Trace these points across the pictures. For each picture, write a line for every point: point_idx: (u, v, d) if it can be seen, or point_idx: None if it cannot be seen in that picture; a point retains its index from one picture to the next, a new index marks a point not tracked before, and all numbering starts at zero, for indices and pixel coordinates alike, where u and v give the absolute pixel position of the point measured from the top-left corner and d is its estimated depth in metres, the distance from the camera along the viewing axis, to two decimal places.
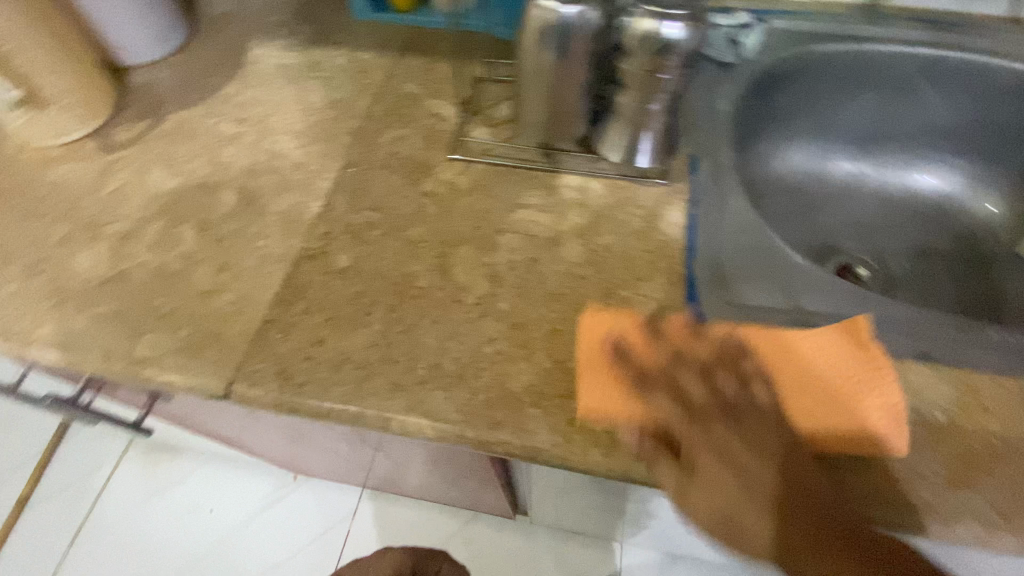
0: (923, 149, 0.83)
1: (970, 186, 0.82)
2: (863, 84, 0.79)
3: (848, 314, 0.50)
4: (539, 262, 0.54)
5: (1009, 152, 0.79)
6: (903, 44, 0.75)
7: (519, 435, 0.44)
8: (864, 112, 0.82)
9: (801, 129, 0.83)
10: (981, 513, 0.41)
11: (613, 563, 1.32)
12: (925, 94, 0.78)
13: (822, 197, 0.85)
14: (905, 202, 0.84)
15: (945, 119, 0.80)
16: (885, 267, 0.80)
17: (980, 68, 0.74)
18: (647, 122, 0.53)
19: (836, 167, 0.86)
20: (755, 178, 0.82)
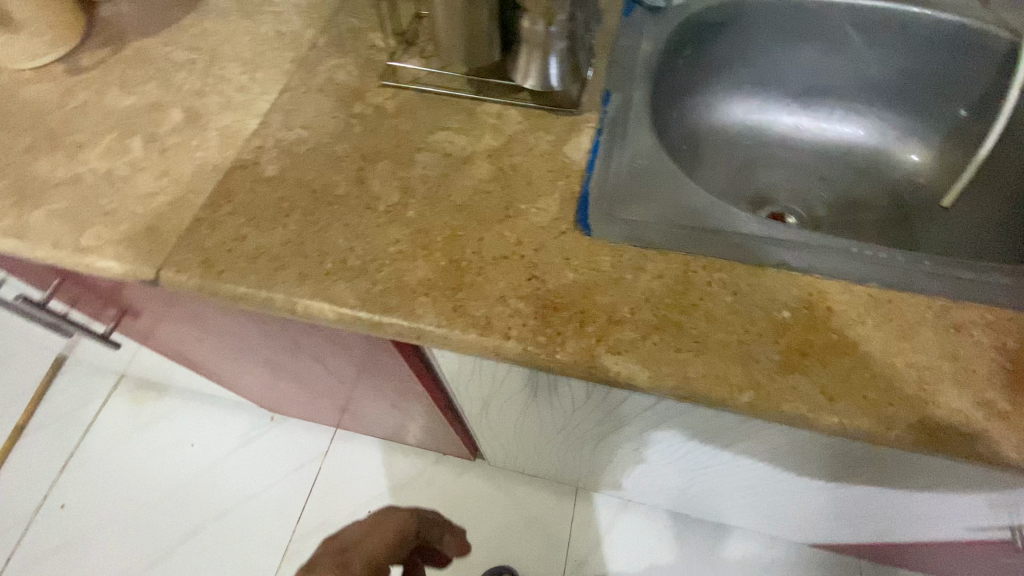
0: (858, 103, 0.86)
1: (901, 139, 0.85)
2: (798, 35, 0.81)
3: (721, 225, 0.55)
4: (449, 177, 0.59)
5: (936, 105, 0.81)
6: None
7: (407, 318, 0.49)
8: (801, 64, 0.84)
9: (739, 81, 0.86)
10: (807, 394, 0.45)
11: (568, 507, 1.39)
12: (857, 46, 0.80)
13: (760, 148, 0.88)
14: (839, 154, 0.87)
15: (877, 71, 0.82)
16: (815, 218, 0.83)
17: (909, 19, 0.76)
18: (552, 45, 0.57)
19: (774, 119, 0.89)
20: (692, 125, 0.85)
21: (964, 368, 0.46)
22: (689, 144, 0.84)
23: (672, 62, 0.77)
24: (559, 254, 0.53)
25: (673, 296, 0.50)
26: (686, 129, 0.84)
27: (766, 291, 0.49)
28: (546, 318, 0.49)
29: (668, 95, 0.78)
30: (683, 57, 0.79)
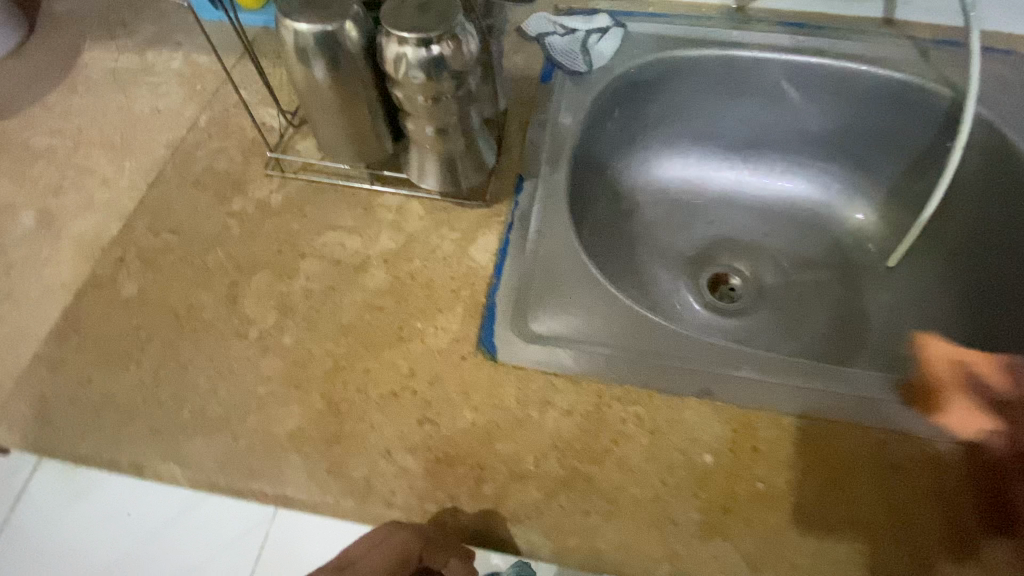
0: (802, 157, 0.81)
1: (847, 194, 0.80)
2: (732, 91, 0.75)
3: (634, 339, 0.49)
4: (336, 290, 0.51)
5: (880, 160, 0.76)
6: (768, 49, 0.71)
7: (272, 485, 0.42)
8: (739, 119, 0.79)
9: (678, 137, 0.81)
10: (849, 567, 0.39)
11: None
12: (794, 100, 0.75)
13: (700, 209, 0.84)
14: (783, 213, 0.82)
15: (815, 126, 0.77)
16: (758, 286, 0.79)
17: (845, 76, 0.71)
18: (448, 146, 0.49)
19: (713, 175, 0.84)
20: (622, 186, 0.81)
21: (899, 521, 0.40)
22: (620, 217, 0.81)
23: (593, 132, 0.72)
24: (456, 389, 0.46)
25: (584, 440, 0.43)
26: (619, 200, 0.80)
27: (747, 385, 0.45)
28: (438, 477, 0.42)
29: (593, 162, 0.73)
30: (612, 122, 0.74)
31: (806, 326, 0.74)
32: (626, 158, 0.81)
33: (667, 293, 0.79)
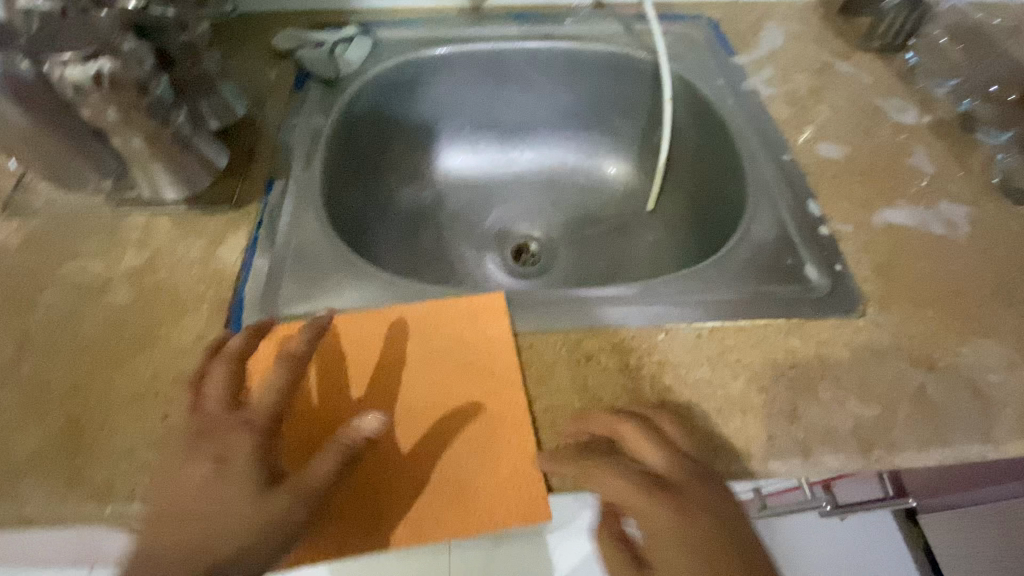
0: (569, 130, 0.90)
1: (613, 156, 0.90)
2: (487, 80, 0.84)
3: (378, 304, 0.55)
4: (79, 314, 0.52)
5: (626, 122, 0.87)
6: (501, 40, 0.81)
7: (6, 507, 0.42)
8: (505, 105, 0.87)
9: (457, 129, 0.88)
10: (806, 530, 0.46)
11: None
12: (542, 80, 0.84)
13: (498, 190, 0.91)
14: (567, 180, 0.91)
15: (568, 101, 0.87)
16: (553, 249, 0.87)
17: (572, 55, 0.81)
18: (170, 152, 0.53)
19: (499, 159, 0.91)
20: (415, 179, 0.86)
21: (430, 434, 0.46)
22: (423, 212, 0.85)
23: (362, 136, 0.77)
24: None
25: (325, 396, 0.48)
26: (417, 195, 0.86)
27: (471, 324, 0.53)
28: None
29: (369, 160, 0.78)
30: (386, 121, 0.81)
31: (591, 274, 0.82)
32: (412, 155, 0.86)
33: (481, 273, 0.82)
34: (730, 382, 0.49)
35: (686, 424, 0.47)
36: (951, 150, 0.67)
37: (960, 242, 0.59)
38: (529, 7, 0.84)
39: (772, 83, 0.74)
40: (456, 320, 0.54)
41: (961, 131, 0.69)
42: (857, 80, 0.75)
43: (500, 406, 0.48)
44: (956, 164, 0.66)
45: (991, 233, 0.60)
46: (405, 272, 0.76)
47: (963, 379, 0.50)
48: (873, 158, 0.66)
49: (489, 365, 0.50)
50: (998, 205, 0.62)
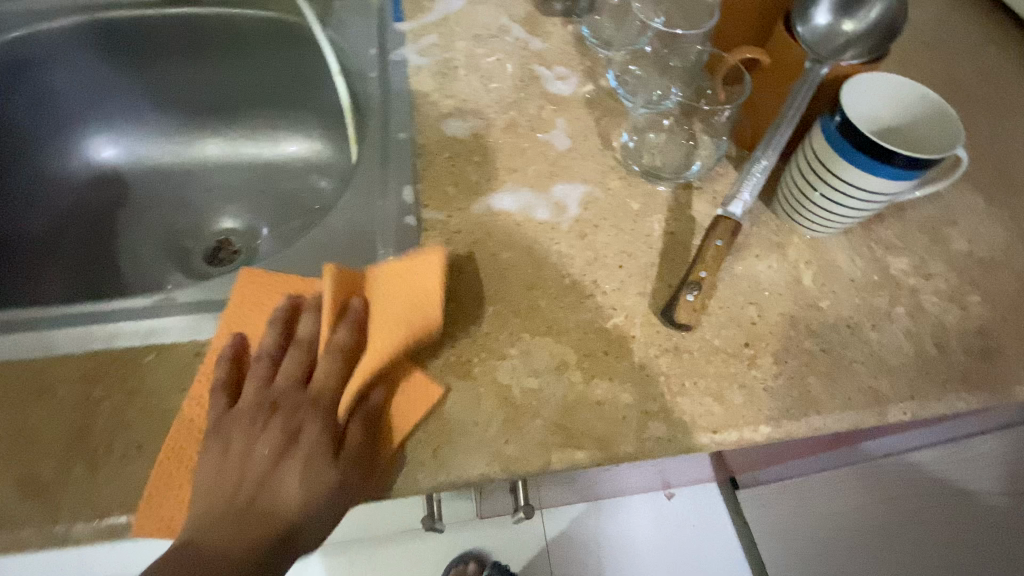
0: (265, 110, 0.82)
1: (316, 138, 0.82)
2: (138, 54, 0.74)
3: None
4: None
5: (319, 97, 0.79)
6: (139, 8, 0.71)
7: None
8: (177, 80, 0.78)
9: (129, 110, 0.79)
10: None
11: None
12: (206, 56, 0.76)
13: (192, 178, 0.83)
14: (272, 165, 0.84)
15: (248, 76, 0.78)
16: (255, 236, 0.81)
17: (225, 24, 0.73)
18: None
19: (193, 144, 0.83)
20: (81, 172, 0.78)
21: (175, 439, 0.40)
22: (90, 210, 0.77)
23: None
24: None
25: None
26: (81, 195, 0.78)
27: None
28: None
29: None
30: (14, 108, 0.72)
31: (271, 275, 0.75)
32: (76, 143, 0.78)
33: (154, 270, 0.75)
34: (211, 412, 0.41)
35: (131, 469, 0.39)
36: (594, 123, 0.61)
37: (562, 227, 0.53)
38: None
39: (426, 53, 0.66)
40: (255, 290, 0.46)
41: (613, 101, 0.63)
42: (526, 48, 0.69)
43: (375, 340, 0.42)
44: (596, 139, 0.60)
45: (602, 215, 0.54)
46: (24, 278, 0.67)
47: (494, 385, 0.44)
48: (505, 137, 0.60)
49: (379, 311, 0.43)
50: (622, 183, 0.56)
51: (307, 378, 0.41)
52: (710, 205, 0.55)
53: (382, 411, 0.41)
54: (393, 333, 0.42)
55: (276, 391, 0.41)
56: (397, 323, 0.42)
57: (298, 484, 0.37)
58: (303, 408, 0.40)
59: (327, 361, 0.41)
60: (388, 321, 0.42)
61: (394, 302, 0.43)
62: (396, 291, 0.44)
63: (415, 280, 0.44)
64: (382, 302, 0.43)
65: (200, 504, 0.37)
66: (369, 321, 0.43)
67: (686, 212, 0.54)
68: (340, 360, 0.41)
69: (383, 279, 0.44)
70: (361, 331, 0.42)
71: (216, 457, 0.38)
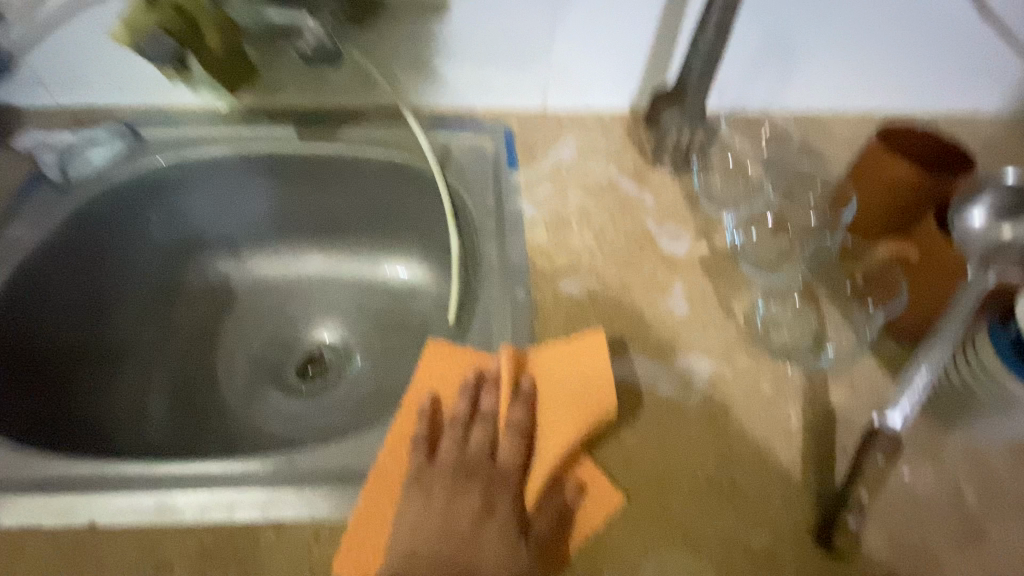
0: (372, 234, 0.85)
1: (416, 263, 0.85)
2: (268, 181, 0.79)
3: None
4: None
5: (425, 227, 0.81)
6: (276, 143, 0.77)
7: None
8: (298, 203, 0.82)
9: (248, 226, 0.83)
10: None
11: None
12: (329, 185, 0.80)
13: (296, 291, 0.85)
14: (371, 285, 0.86)
15: (363, 204, 0.82)
16: (348, 357, 0.82)
17: (351, 161, 0.77)
18: None
19: (301, 259, 0.86)
20: (196, 280, 0.82)
21: (371, 496, 0.44)
22: (200, 318, 0.80)
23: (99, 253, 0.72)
24: None
25: None
26: (193, 303, 0.81)
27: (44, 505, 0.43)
28: None
29: (123, 267, 0.75)
30: (151, 224, 0.77)
31: (363, 408, 0.75)
32: (196, 254, 0.82)
33: (253, 391, 0.77)
34: None
35: None
36: (713, 289, 0.60)
37: (688, 407, 0.50)
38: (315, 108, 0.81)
39: (540, 205, 0.70)
40: (438, 364, 0.51)
41: (732, 265, 0.62)
42: (635, 202, 0.70)
43: (555, 420, 0.46)
44: (716, 306, 0.58)
45: (729, 396, 0.51)
46: (136, 399, 0.71)
47: None
48: (619, 297, 0.59)
49: (558, 396, 0.47)
50: (749, 359, 0.53)
51: (493, 454, 0.45)
52: (848, 394, 0.51)
53: (563, 499, 0.44)
54: (569, 415, 0.46)
55: (469, 458, 0.45)
56: (574, 407, 0.46)
57: (497, 551, 0.40)
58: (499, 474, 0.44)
59: (510, 437, 0.45)
60: (563, 407, 0.47)
61: (569, 386, 0.48)
62: (570, 376, 0.48)
63: (589, 368, 0.49)
64: (560, 388, 0.48)
65: (403, 554, 0.40)
66: (550, 404, 0.47)
67: (823, 400, 0.51)
68: (521, 438, 0.45)
69: (553, 360, 0.49)
70: (542, 412, 0.47)
71: (418, 511, 0.42)
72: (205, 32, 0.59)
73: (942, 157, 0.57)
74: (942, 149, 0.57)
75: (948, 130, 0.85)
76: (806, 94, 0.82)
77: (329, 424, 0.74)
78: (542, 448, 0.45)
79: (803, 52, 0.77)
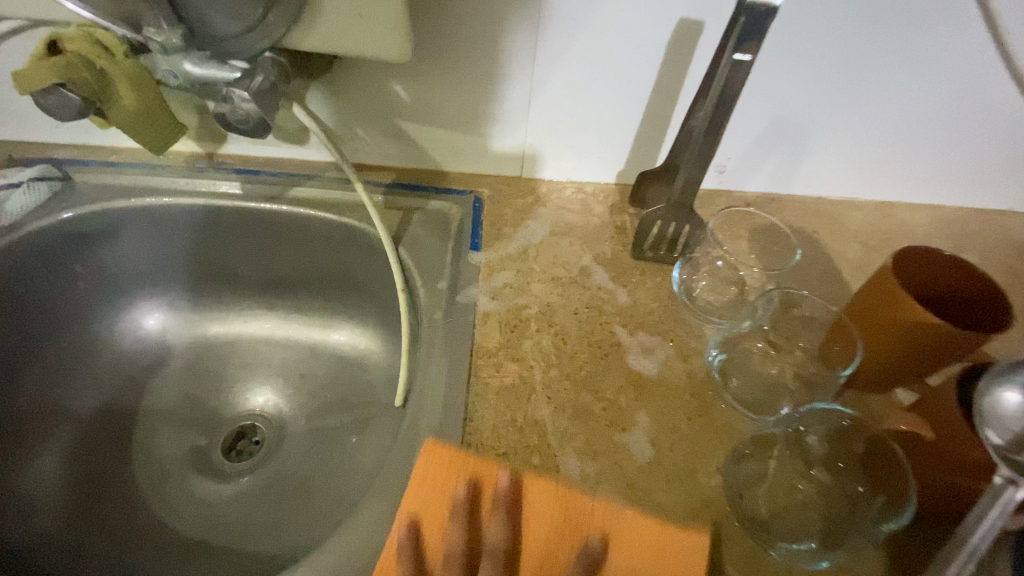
0: (323, 299, 0.77)
1: (367, 334, 0.76)
2: (211, 236, 0.73)
3: None
4: None
5: (377, 298, 0.73)
6: (218, 198, 0.70)
7: None
8: (241, 259, 0.74)
9: (189, 279, 0.76)
10: None
11: None
12: (275, 245, 0.73)
13: (236, 353, 0.78)
14: (317, 353, 0.77)
15: (311, 266, 0.74)
16: (280, 436, 0.73)
17: (299, 221, 0.70)
18: None
19: (245, 318, 0.78)
20: (128, 336, 0.75)
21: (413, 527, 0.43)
22: (126, 378, 0.74)
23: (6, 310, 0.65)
24: None
25: None
26: (120, 362, 0.74)
27: None
28: None
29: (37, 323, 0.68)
30: (77, 276, 0.71)
31: (282, 503, 0.67)
32: (131, 305, 0.76)
33: (172, 467, 0.69)
34: None
35: None
36: (687, 425, 0.50)
37: None
38: (270, 158, 0.74)
39: (497, 296, 0.61)
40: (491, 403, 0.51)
41: (709, 397, 0.52)
42: (608, 300, 0.61)
43: (620, 531, 0.42)
44: (688, 450, 0.49)
45: None
46: (30, 469, 0.64)
47: None
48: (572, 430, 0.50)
49: (630, 510, 0.43)
50: (717, 532, 0.44)
51: (537, 563, 0.41)
52: None
53: None
54: (640, 534, 0.42)
55: (513, 562, 0.41)
56: (653, 529, 0.42)
57: None
58: (531, 511, 0.43)
59: (567, 549, 0.41)
60: (632, 523, 0.42)
61: (643, 505, 0.44)
62: (639, 489, 0.46)
63: (663, 495, 0.46)
64: (623, 496, 0.45)
65: None
66: (625, 517, 0.42)
67: None
68: (579, 552, 0.41)
69: (623, 520, 0.42)
70: (613, 530, 0.42)
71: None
72: (117, 88, 0.52)
73: (963, 303, 0.48)
74: (963, 294, 0.48)
75: (978, 228, 0.74)
76: (815, 181, 0.73)
77: (248, 518, 0.66)
78: (602, 568, 0.40)
79: (816, 136, 0.68)
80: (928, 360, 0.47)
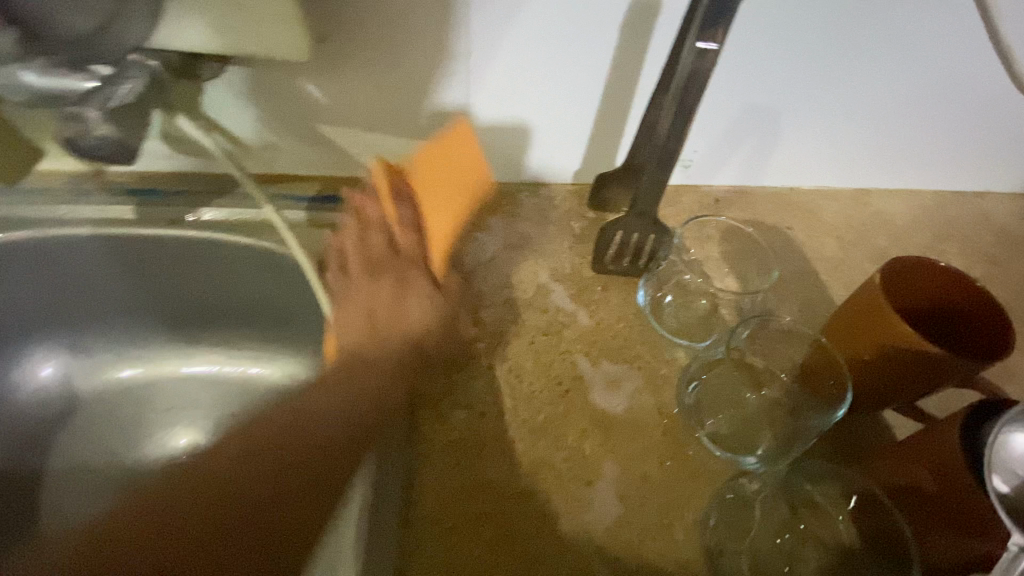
0: (250, 334, 0.67)
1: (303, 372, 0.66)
2: (105, 270, 0.62)
3: None
4: None
5: (310, 329, 0.64)
6: (108, 226, 0.59)
7: None
8: (147, 293, 0.64)
9: (88, 319, 0.66)
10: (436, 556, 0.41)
11: None
12: (185, 276, 0.63)
13: (154, 397, 0.68)
14: (248, 396, 0.67)
15: (230, 297, 0.64)
16: None
17: (207, 247, 0.60)
18: None
19: (161, 358, 0.69)
20: (21, 388, 0.65)
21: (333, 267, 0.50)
22: (23, 436, 0.64)
23: None
24: None
25: None
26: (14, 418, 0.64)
27: None
28: None
29: None
30: None
31: None
32: (21, 353, 0.65)
33: None
34: None
35: None
36: (659, 471, 0.45)
37: None
38: (173, 173, 0.64)
39: None
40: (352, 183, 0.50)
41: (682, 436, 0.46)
42: (567, 325, 0.54)
43: (430, 200, 0.50)
44: (657, 507, 0.43)
45: None
46: None
47: None
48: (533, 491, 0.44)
49: (440, 176, 0.50)
50: None
51: (395, 244, 0.50)
52: None
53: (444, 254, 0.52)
54: (452, 168, 0.50)
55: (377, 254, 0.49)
56: (457, 187, 0.50)
57: (423, 310, 0.48)
58: (380, 232, 0.50)
59: (401, 211, 0.49)
60: (439, 181, 0.50)
61: (446, 167, 0.50)
62: (445, 175, 0.50)
63: (463, 157, 0.50)
64: (435, 169, 0.49)
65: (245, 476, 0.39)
66: (433, 181, 0.50)
67: None
68: (410, 230, 0.49)
69: (431, 180, 0.50)
70: (432, 174, 0.49)
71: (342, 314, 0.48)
72: None
73: (954, 318, 0.43)
74: (953, 308, 0.43)
75: (956, 214, 0.70)
76: (787, 172, 0.67)
77: None
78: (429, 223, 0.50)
79: (789, 122, 0.61)
80: (918, 387, 0.42)
